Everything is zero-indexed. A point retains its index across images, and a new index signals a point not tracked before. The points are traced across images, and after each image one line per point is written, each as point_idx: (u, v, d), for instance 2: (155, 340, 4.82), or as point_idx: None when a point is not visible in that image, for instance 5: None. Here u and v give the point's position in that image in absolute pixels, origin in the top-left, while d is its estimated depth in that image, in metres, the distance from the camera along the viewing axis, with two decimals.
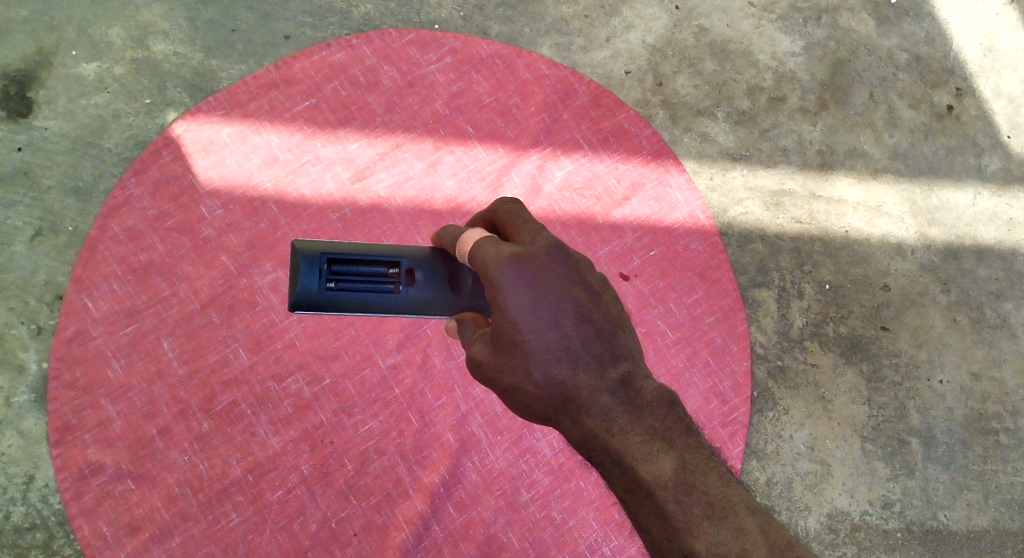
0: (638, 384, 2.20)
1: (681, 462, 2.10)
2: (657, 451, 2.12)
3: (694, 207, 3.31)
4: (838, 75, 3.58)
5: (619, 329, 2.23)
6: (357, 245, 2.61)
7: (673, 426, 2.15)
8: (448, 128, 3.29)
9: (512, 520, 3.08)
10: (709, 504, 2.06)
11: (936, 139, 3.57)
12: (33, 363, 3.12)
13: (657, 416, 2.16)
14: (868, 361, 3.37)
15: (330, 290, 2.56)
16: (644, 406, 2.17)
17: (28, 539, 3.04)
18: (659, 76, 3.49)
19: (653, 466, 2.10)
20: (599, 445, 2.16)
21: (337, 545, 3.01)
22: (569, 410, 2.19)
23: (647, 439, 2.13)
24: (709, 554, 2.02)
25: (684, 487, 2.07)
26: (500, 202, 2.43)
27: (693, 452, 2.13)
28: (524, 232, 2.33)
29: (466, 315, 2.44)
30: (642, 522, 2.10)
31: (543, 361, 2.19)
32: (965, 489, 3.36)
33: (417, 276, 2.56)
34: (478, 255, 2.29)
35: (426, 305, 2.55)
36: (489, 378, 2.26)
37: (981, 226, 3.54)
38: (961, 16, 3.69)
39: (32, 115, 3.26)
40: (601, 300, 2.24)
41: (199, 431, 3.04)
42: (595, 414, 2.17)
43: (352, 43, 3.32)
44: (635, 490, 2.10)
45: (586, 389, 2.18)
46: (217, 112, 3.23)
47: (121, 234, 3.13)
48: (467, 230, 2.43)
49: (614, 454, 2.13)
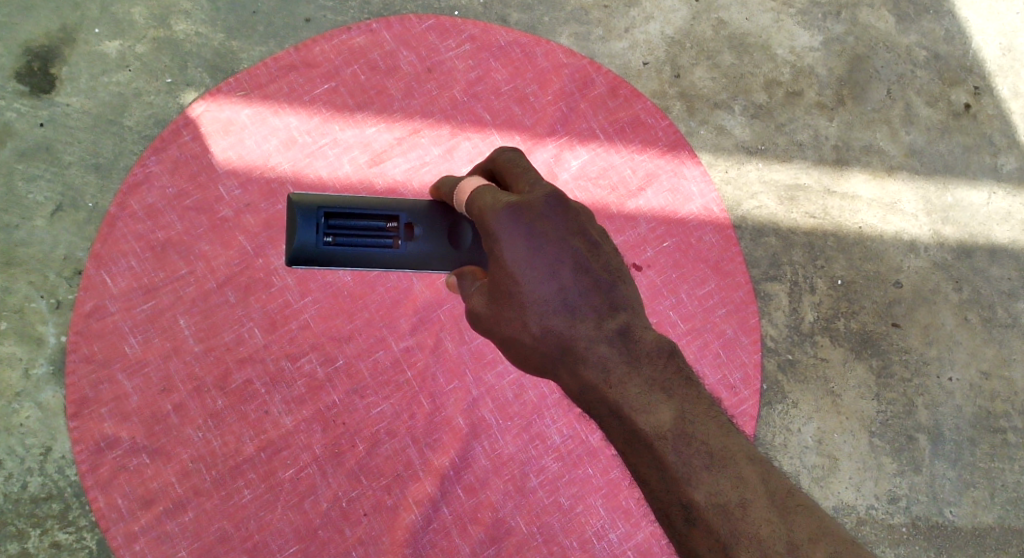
0: (636, 334, 2.24)
1: (679, 412, 2.16)
2: (656, 402, 2.17)
3: (708, 199, 3.33)
4: (856, 71, 3.58)
5: (618, 280, 2.28)
6: (354, 200, 2.64)
7: (672, 376, 2.21)
8: (466, 114, 3.31)
9: (520, 504, 3.11)
10: (708, 454, 2.11)
11: (953, 138, 3.58)
12: (52, 336, 3.16)
13: (656, 367, 2.21)
14: (878, 356, 3.39)
15: (327, 245, 2.58)
16: (642, 357, 2.21)
17: (44, 509, 3.09)
18: (677, 68, 3.50)
19: (652, 416, 2.15)
20: (597, 396, 2.21)
21: (347, 525, 3.05)
22: (567, 361, 2.24)
23: (646, 390, 2.18)
24: (709, 503, 2.08)
25: (683, 438, 2.13)
26: (499, 151, 2.48)
27: (693, 401, 2.19)
28: (523, 182, 2.39)
29: (465, 269, 2.47)
30: (641, 472, 2.16)
31: (540, 312, 2.25)
32: (972, 486, 3.37)
33: (415, 231, 2.61)
34: (476, 205, 2.37)
35: (425, 261, 2.60)
36: (489, 328, 2.32)
37: (995, 225, 3.55)
38: (980, 15, 3.69)
39: (54, 91, 3.29)
40: (600, 250, 2.29)
41: (213, 408, 3.08)
42: (592, 366, 2.22)
43: (372, 28, 3.34)
44: (634, 440, 2.16)
45: (583, 341, 2.23)
46: (236, 93, 3.26)
47: (140, 211, 3.16)
48: (467, 179, 2.50)
49: (613, 405, 2.19)
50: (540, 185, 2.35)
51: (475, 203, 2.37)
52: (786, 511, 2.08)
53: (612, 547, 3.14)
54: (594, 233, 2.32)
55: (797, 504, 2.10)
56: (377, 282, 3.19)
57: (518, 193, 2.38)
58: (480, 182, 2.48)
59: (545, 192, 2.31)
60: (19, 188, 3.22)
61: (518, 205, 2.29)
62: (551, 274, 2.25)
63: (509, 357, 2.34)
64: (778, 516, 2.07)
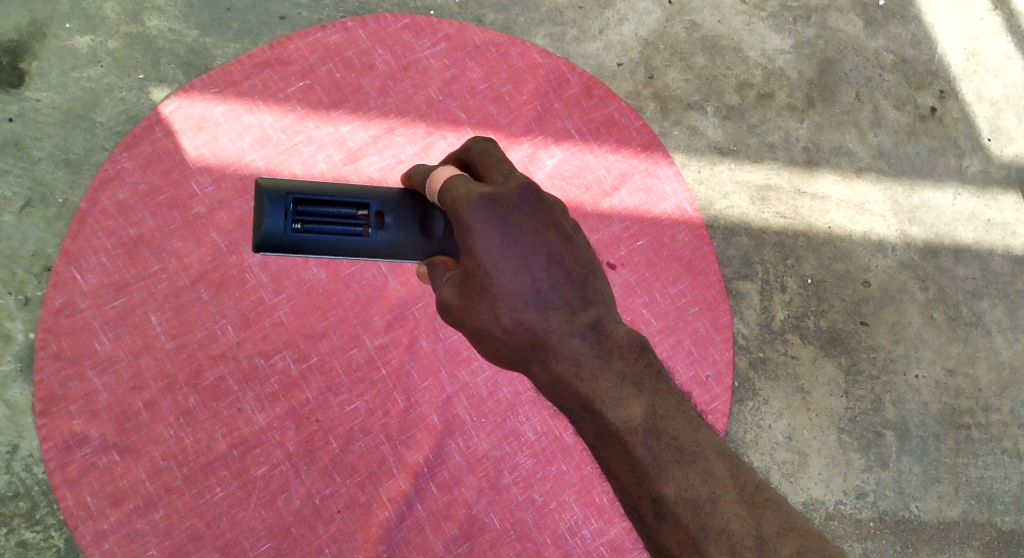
0: (607, 328, 2.27)
1: (649, 407, 2.16)
2: (626, 396, 2.18)
3: (681, 199, 3.36)
4: (826, 74, 3.64)
5: (591, 273, 2.32)
6: (324, 187, 2.63)
7: (643, 371, 2.21)
8: (441, 113, 3.32)
9: (494, 500, 3.12)
10: (678, 449, 2.11)
11: (919, 140, 3.64)
12: (20, 333, 3.12)
13: (627, 361, 2.23)
14: (847, 354, 3.44)
15: (295, 232, 2.58)
16: (613, 352, 2.23)
17: (11, 508, 3.05)
18: (650, 69, 3.54)
19: (621, 411, 2.16)
20: (568, 390, 2.23)
21: (320, 522, 3.04)
22: (538, 354, 2.26)
23: (617, 385, 2.19)
24: (678, 497, 2.08)
25: (653, 432, 2.13)
26: (474, 141, 2.49)
27: (663, 396, 2.19)
28: (496, 173, 2.41)
29: (435, 259, 2.49)
30: (612, 467, 2.16)
31: (511, 305, 2.26)
32: (937, 482, 3.43)
33: (386, 220, 2.61)
34: (448, 194, 2.37)
35: (397, 249, 2.61)
36: (460, 320, 2.33)
37: (960, 226, 3.61)
38: (946, 20, 3.76)
39: (24, 86, 3.26)
40: (573, 243, 2.33)
41: (185, 405, 3.05)
42: (563, 359, 2.24)
43: (347, 26, 3.34)
44: (605, 435, 2.17)
45: (555, 334, 2.25)
46: (210, 90, 3.24)
47: (111, 207, 3.13)
48: (440, 169, 2.51)
49: (584, 399, 2.20)
50: (514, 177, 2.37)
51: (447, 191, 2.38)
52: (755, 506, 2.07)
53: (585, 543, 3.15)
54: (567, 227, 2.35)
55: (767, 499, 2.09)
56: (351, 279, 3.18)
57: (492, 183, 2.40)
58: (453, 172, 2.49)
59: (518, 185, 2.32)
60: None
61: (494, 198, 2.31)
62: (523, 267, 2.26)
63: (480, 349, 2.35)
64: (747, 510, 2.06)
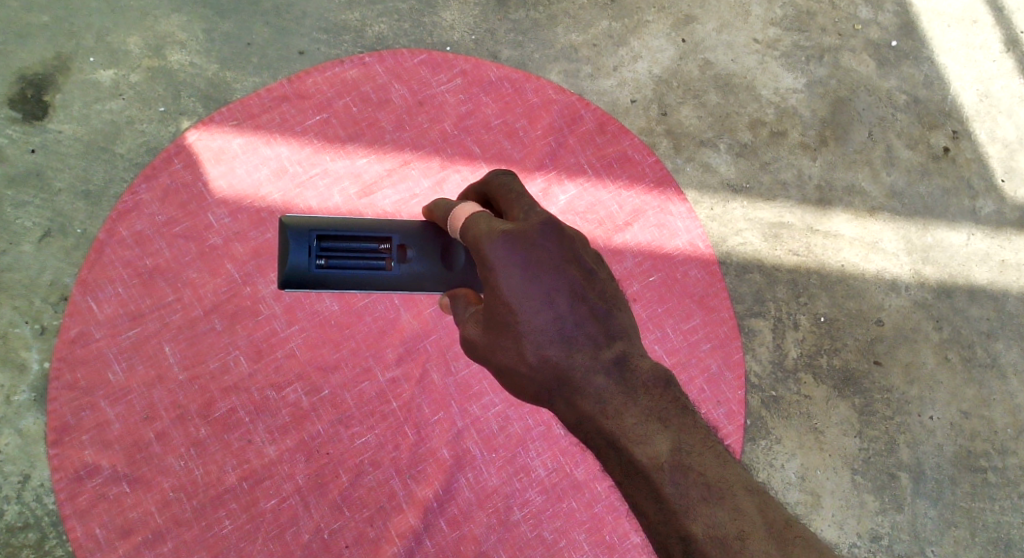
0: (632, 363, 2.26)
1: (676, 443, 2.16)
2: (653, 432, 2.17)
3: (694, 235, 3.37)
4: (838, 113, 3.65)
5: (614, 308, 2.31)
6: (347, 221, 2.67)
7: (668, 406, 2.21)
8: (456, 147, 3.35)
9: (503, 537, 3.10)
10: (706, 486, 2.11)
11: (932, 180, 3.65)
12: (34, 362, 3.15)
13: (652, 397, 2.22)
14: (860, 394, 3.42)
15: (320, 268, 2.62)
16: (638, 387, 2.23)
17: (20, 538, 3.05)
18: (664, 106, 3.57)
19: (648, 447, 2.16)
20: (593, 426, 2.22)
21: (329, 556, 3.03)
22: (563, 392, 2.26)
23: (643, 421, 2.19)
24: (706, 536, 2.08)
25: (680, 469, 2.13)
26: (493, 174, 2.53)
27: (689, 431, 2.19)
28: (517, 208, 2.42)
29: (458, 291, 2.53)
30: (638, 504, 2.15)
31: (536, 342, 2.27)
32: (952, 525, 3.39)
33: (408, 253, 2.64)
34: (470, 233, 2.39)
35: (419, 282, 2.64)
36: (485, 356, 2.34)
37: (974, 266, 3.60)
38: (959, 61, 3.78)
39: (47, 118, 3.31)
40: (595, 277, 2.32)
41: (196, 437, 3.06)
42: (589, 396, 2.23)
43: (365, 61, 3.39)
44: (631, 472, 2.16)
45: (581, 370, 2.25)
46: (229, 122, 3.28)
47: (129, 238, 3.16)
48: (460, 205, 2.53)
49: (610, 435, 2.19)
50: (535, 211, 2.37)
51: (470, 230, 2.40)
52: (784, 543, 2.08)
53: None
54: (589, 260, 2.34)
55: (795, 536, 2.10)
56: (364, 312, 3.19)
57: (513, 219, 2.40)
58: (475, 208, 2.51)
59: (540, 221, 2.33)
60: (6, 213, 3.23)
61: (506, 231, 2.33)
62: (548, 304, 2.27)
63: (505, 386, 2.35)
64: (776, 548, 2.07)
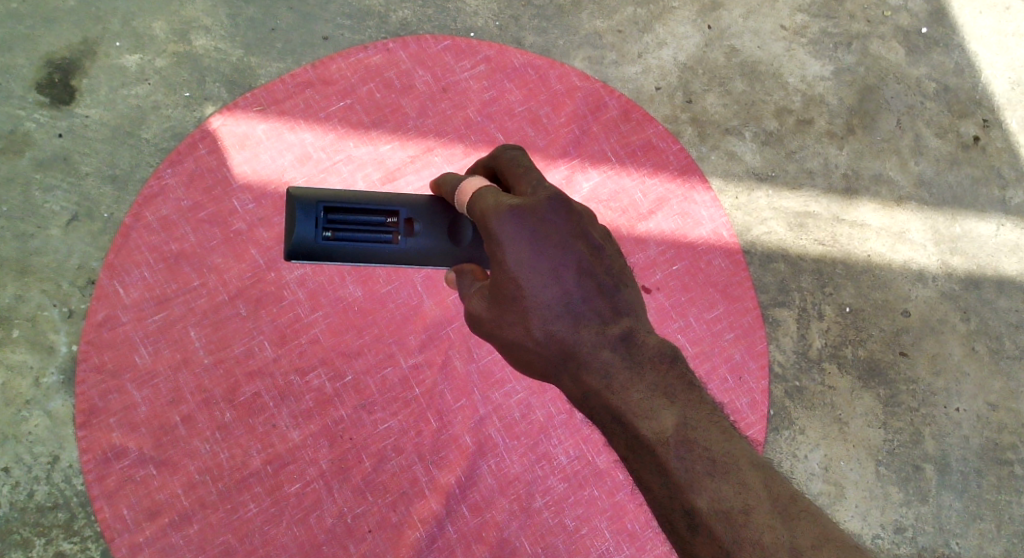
0: (639, 339, 2.27)
1: (681, 418, 2.17)
2: (658, 407, 2.19)
3: (718, 224, 3.35)
4: (866, 101, 3.61)
5: (621, 284, 2.32)
6: (356, 194, 2.65)
7: (675, 381, 2.22)
8: (479, 134, 3.34)
9: (525, 524, 3.11)
10: (710, 460, 2.12)
11: (961, 169, 3.60)
12: (63, 345, 3.18)
13: (658, 372, 2.23)
14: (885, 386, 3.39)
15: (327, 240, 2.61)
16: (645, 362, 2.24)
17: (50, 518, 3.09)
18: (689, 93, 3.54)
19: (653, 422, 2.17)
20: (599, 402, 2.24)
21: (352, 541, 3.05)
22: (569, 367, 2.27)
23: (649, 396, 2.20)
24: (710, 509, 2.09)
25: (685, 443, 2.14)
26: (501, 149, 2.50)
27: (695, 407, 2.20)
28: (525, 182, 2.41)
29: (464, 267, 2.54)
30: (643, 479, 2.17)
31: (542, 317, 2.27)
32: (978, 518, 3.36)
33: (415, 227, 2.63)
34: (478, 206, 2.37)
35: (426, 256, 2.63)
36: (490, 332, 2.34)
37: (1003, 257, 3.56)
38: (990, 48, 3.73)
39: (74, 103, 3.33)
40: (603, 254, 2.32)
41: (221, 420, 3.08)
42: (594, 371, 2.25)
43: (389, 47, 3.39)
44: (636, 447, 2.17)
45: (587, 346, 2.26)
46: (253, 108, 3.29)
47: (155, 223, 3.19)
48: (467, 179, 2.51)
49: (615, 410, 2.21)
50: (543, 187, 2.37)
51: (477, 204, 2.38)
52: (790, 517, 2.08)
53: None
54: (597, 236, 2.34)
55: (802, 511, 2.10)
56: (387, 299, 3.20)
57: (520, 194, 2.40)
58: (482, 182, 2.49)
59: (552, 200, 2.32)
60: (35, 197, 3.26)
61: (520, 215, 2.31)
62: (554, 279, 2.27)
63: (510, 361, 2.36)
64: (781, 522, 2.07)
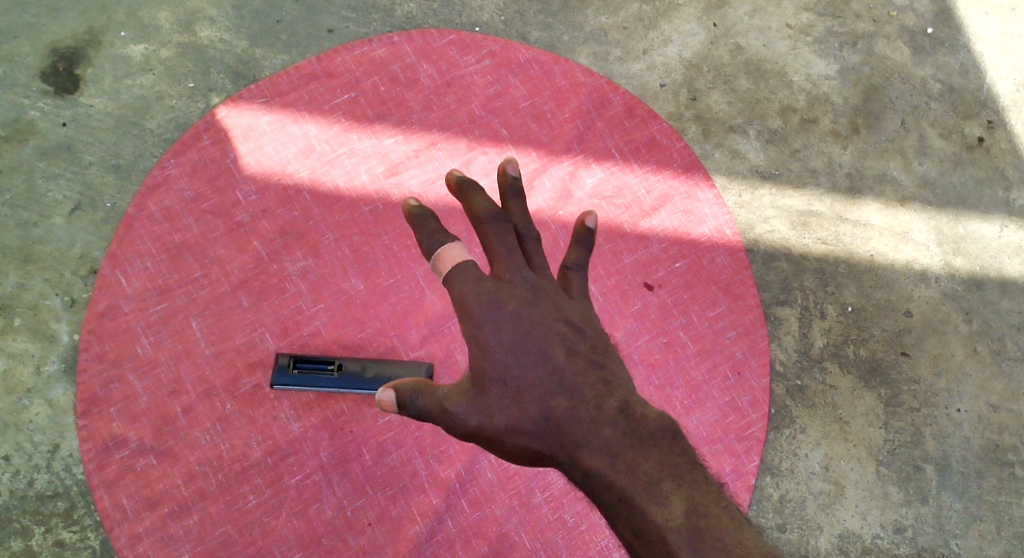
0: (640, 412, 2.15)
1: (689, 503, 2.05)
2: (665, 490, 2.06)
3: (721, 222, 3.34)
4: (871, 100, 3.60)
5: None
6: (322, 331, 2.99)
7: (680, 460, 2.10)
8: (483, 129, 3.34)
9: (525, 519, 3.09)
10: (722, 550, 2.01)
11: (965, 170, 3.58)
12: (65, 334, 3.19)
13: (663, 449, 2.11)
14: (887, 385, 3.37)
15: None
16: (649, 441, 2.11)
17: (49, 507, 3.08)
18: (693, 91, 3.54)
19: (662, 509, 2.04)
20: (601, 484, 2.10)
21: (351, 534, 3.04)
22: (568, 451, 2.14)
23: (655, 476, 2.08)
24: None
25: (695, 532, 2.02)
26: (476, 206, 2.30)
27: (703, 488, 2.08)
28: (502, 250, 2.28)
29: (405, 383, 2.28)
30: None
31: (538, 397, 2.17)
32: (978, 519, 3.31)
33: None
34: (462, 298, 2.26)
35: None
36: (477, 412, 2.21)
37: (1007, 259, 3.52)
38: (996, 49, 3.72)
39: (78, 92, 3.36)
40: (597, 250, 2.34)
41: (222, 411, 3.08)
42: (596, 452, 2.12)
43: (394, 40, 3.40)
44: (643, 534, 2.05)
45: (586, 424, 2.14)
46: (258, 100, 3.31)
47: (158, 213, 3.20)
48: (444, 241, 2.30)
49: (620, 492, 2.08)
50: None
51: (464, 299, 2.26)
52: None
53: None
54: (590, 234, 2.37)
55: None
56: (389, 292, 3.20)
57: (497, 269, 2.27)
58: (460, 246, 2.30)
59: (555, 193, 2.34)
60: (39, 186, 3.27)
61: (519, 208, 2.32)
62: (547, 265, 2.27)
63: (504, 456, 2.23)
64: None
